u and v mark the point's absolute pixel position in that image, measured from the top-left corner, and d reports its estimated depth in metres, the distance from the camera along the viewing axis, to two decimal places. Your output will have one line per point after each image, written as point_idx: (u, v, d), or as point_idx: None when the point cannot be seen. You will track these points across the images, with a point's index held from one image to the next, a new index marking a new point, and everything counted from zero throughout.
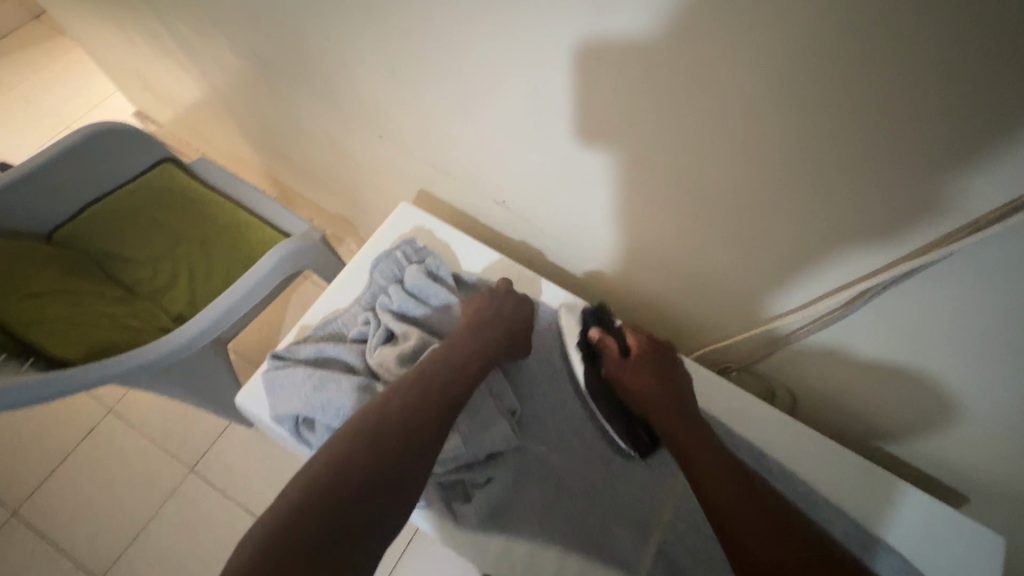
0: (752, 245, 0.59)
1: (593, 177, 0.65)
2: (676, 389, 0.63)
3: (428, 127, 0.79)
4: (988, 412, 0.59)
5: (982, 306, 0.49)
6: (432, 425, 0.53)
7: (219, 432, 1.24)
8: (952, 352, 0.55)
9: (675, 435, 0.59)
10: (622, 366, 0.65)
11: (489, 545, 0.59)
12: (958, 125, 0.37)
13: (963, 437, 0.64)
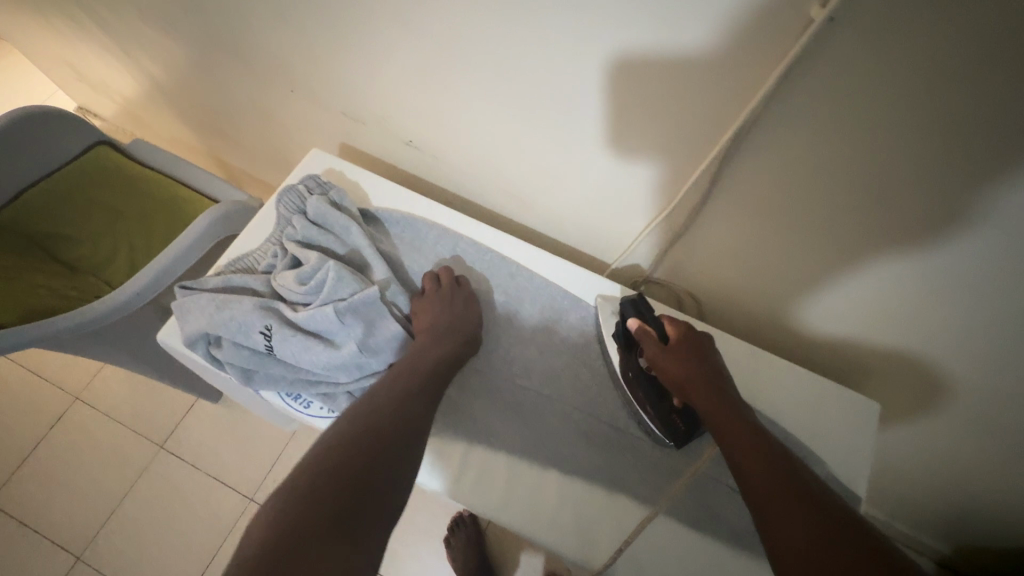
0: (645, 154, 0.62)
1: (483, 94, 0.68)
2: (715, 374, 0.58)
3: (338, 73, 0.80)
4: (978, 386, 0.64)
5: (993, 295, 0.53)
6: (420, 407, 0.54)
7: (186, 410, 1.39)
8: (958, 333, 0.59)
9: (713, 419, 0.55)
10: (663, 353, 0.60)
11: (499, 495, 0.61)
12: (893, 71, 0.41)
13: (961, 410, 0.69)
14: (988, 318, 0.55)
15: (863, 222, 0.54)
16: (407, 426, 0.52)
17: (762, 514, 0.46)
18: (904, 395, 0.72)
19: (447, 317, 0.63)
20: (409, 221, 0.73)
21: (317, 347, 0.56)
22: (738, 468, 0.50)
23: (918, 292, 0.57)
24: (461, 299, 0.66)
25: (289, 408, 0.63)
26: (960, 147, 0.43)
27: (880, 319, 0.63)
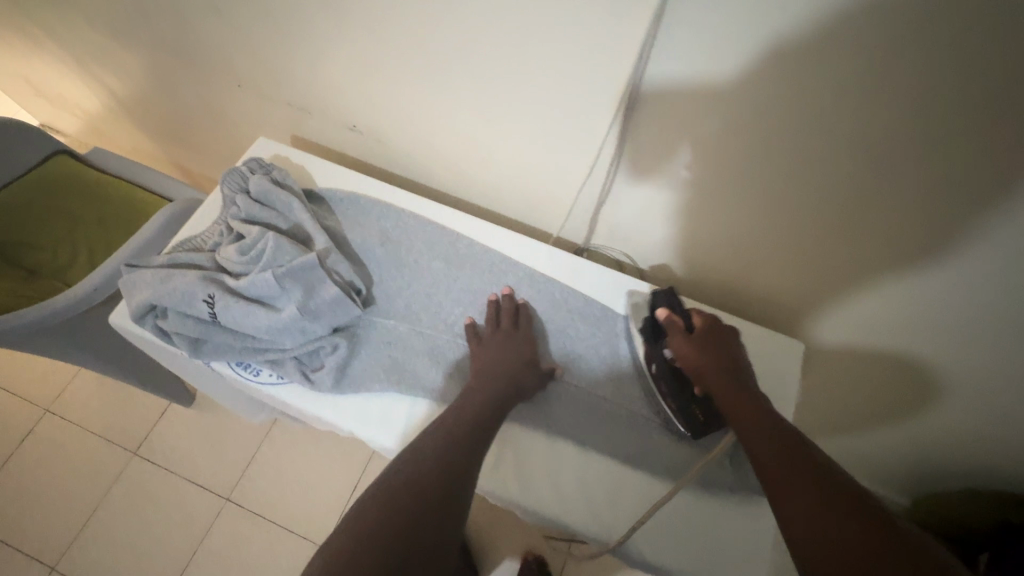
0: (565, 120, 0.66)
1: (412, 69, 0.72)
2: (737, 366, 0.59)
3: (279, 64, 0.83)
4: (973, 382, 0.71)
5: (990, 305, 0.59)
6: (462, 444, 0.53)
7: (157, 416, 1.39)
8: (962, 337, 0.65)
9: (733, 411, 0.55)
10: (685, 342, 0.61)
11: None
12: (756, 17, 0.46)
13: (960, 403, 0.76)
14: (961, 309, 0.61)
15: (758, 162, 0.59)
16: (449, 467, 0.51)
17: (774, 490, 0.46)
18: (880, 370, 0.78)
19: (503, 357, 0.64)
20: (352, 198, 0.76)
21: (258, 312, 0.59)
22: (754, 453, 0.50)
23: (915, 297, 0.63)
24: (523, 337, 0.67)
25: (239, 376, 0.65)
26: (820, 71, 0.48)
27: (892, 330, 0.70)
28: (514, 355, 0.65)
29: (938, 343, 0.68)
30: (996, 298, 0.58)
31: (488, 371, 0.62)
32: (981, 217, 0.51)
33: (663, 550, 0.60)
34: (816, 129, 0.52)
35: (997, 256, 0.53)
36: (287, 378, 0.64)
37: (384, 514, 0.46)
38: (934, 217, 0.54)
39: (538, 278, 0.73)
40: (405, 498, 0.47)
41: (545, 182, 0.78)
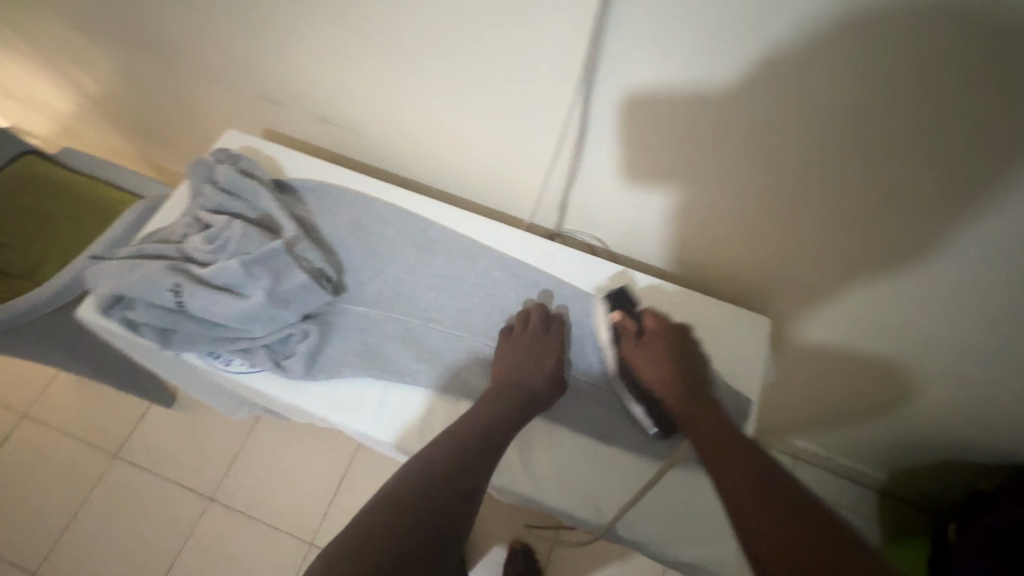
0: (529, 100, 0.67)
1: (378, 56, 0.72)
2: (689, 372, 0.63)
3: (246, 54, 0.83)
4: (968, 366, 0.76)
5: (986, 296, 0.63)
6: (477, 454, 0.55)
7: (138, 418, 1.38)
8: (958, 324, 0.69)
9: (688, 417, 0.59)
10: (636, 348, 0.66)
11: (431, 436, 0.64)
12: None
13: (953, 381, 0.80)
14: (962, 299, 0.65)
15: (717, 137, 0.60)
16: (462, 476, 0.53)
17: (729, 496, 0.49)
18: (888, 360, 0.82)
19: (522, 364, 0.65)
20: (322, 188, 0.76)
21: (226, 300, 0.59)
22: (710, 461, 0.53)
23: (920, 291, 0.66)
24: (551, 345, 0.67)
25: (211, 367, 0.65)
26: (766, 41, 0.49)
27: (894, 321, 0.73)
28: (536, 361, 0.65)
29: (935, 329, 0.72)
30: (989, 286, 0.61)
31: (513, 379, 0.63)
32: (929, 179, 0.53)
33: (641, 526, 0.61)
34: (770, 104, 0.54)
35: (982, 242, 0.56)
36: (258, 366, 0.64)
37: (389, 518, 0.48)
38: (886, 181, 0.56)
39: (509, 262, 0.73)
40: (409, 504, 0.49)
41: (514, 167, 0.78)
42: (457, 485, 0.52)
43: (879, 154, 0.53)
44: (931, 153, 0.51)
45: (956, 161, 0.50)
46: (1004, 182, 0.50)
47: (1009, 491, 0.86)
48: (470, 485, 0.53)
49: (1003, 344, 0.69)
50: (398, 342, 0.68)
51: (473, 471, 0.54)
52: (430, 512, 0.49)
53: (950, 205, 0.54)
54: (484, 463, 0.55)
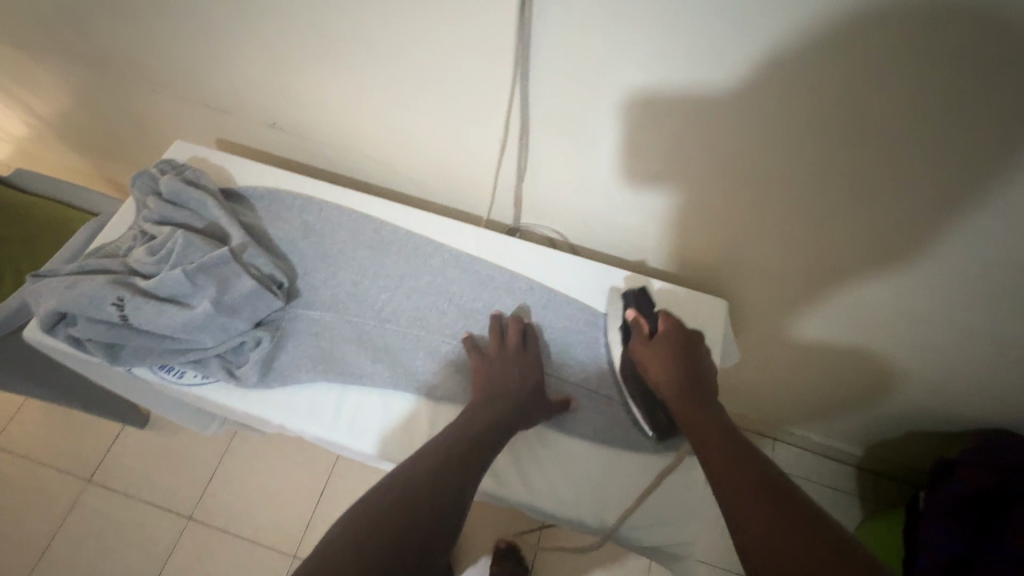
0: (470, 95, 0.67)
1: (320, 57, 0.71)
2: (698, 379, 0.60)
3: (188, 64, 0.82)
4: (943, 343, 0.77)
5: (961, 279, 0.64)
6: (463, 457, 0.53)
7: (110, 440, 1.35)
8: (940, 307, 0.70)
9: (687, 419, 0.56)
10: (646, 347, 0.63)
11: (390, 434, 0.64)
12: None
13: (932, 359, 0.82)
14: (946, 284, 0.66)
15: (653, 119, 0.60)
16: (449, 477, 0.51)
17: (728, 496, 0.47)
18: (875, 343, 0.83)
19: (496, 375, 0.64)
20: (272, 194, 0.75)
21: (171, 311, 0.59)
22: (708, 465, 0.51)
23: (907, 280, 0.68)
24: (529, 359, 0.66)
25: (163, 381, 0.64)
26: (685, 20, 0.49)
27: (882, 309, 0.75)
28: (511, 372, 0.64)
29: (912, 312, 0.73)
30: (962, 269, 0.63)
31: (495, 390, 0.62)
32: (856, 150, 0.54)
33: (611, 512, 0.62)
34: (703, 84, 0.54)
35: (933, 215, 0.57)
36: (212, 377, 0.63)
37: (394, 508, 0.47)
38: (819, 155, 0.57)
39: (463, 258, 0.73)
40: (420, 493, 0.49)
41: (465, 163, 0.78)
42: (443, 486, 0.50)
43: (809, 129, 0.54)
44: (854, 125, 0.52)
45: (877, 132, 0.52)
46: (921, 147, 0.51)
47: (974, 456, 0.87)
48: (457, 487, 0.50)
49: (948, 312, 0.71)
50: (353, 343, 0.67)
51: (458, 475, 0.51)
52: (416, 509, 0.47)
53: (877, 175, 0.56)
54: (471, 466, 0.53)
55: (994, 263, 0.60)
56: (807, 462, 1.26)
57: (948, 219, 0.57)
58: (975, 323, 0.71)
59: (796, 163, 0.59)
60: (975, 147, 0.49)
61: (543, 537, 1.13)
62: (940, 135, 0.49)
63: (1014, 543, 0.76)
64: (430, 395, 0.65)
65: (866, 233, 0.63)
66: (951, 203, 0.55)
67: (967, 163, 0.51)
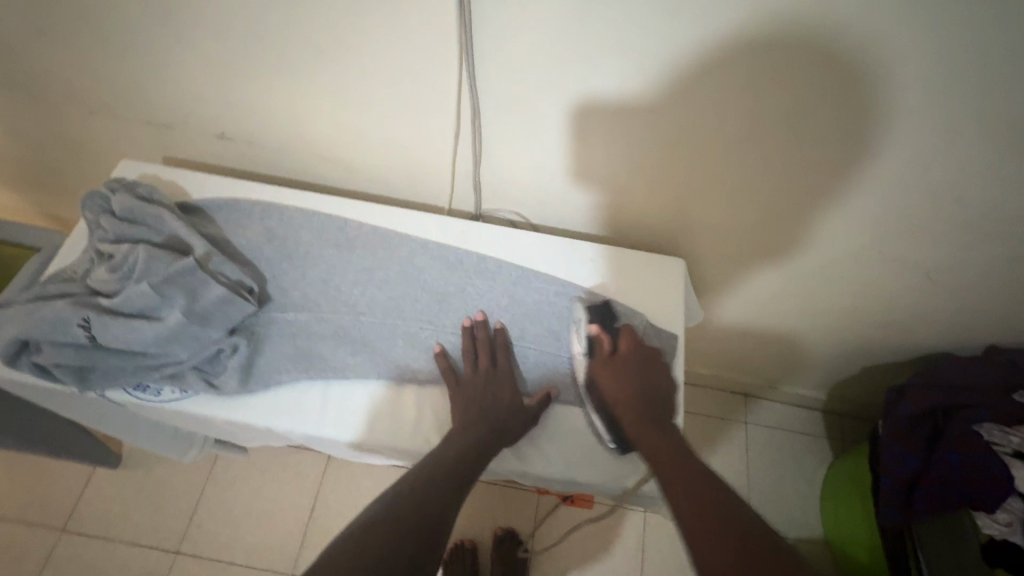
0: (418, 86, 0.69)
1: (264, 60, 0.71)
2: (653, 397, 0.64)
3: (126, 81, 0.80)
4: (880, 279, 0.84)
5: (891, 221, 0.72)
6: (449, 483, 0.56)
7: (81, 485, 1.29)
8: (874, 246, 0.77)
9: (647, 439, 0.58)
10: (604, 364, 0.67)
11: (378, 419, 0.65)
12: None
13: (874, 295, 0.89)
14: (877, 226, 0.73)
15: (596, 93, 0.64)
16: (433, 498, 0.53)
17: (680, 513, 0.49)
18: (823, 288, 0.90)
19: (474, 399, 0.64)
20: (231, 203, 0.75)
21: (141, 325, 0.58)
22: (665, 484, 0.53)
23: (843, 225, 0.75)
24: (502, 375, 0.67)
25: (139, 400, 0.63)
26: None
27: (825, 256, 0.82)
28: (489, 388, 0.65)
29: (851, 252, 0.80)
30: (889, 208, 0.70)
31: (467, 416, 0.63)
32: (781, 102, 0.59)
33: (589, 468, 0.65)
34: (638, 54, 0.58)
35: (857, 153, 0.63)
36: (191, 390, 0.63)
37: (388, 520, 0.50)
38: (752, 110, 0.61)
39: (430, 246, 0.75)
40: (409, 506, 0.52)
41: (420, 156, 0.80)
42: (428, 507, 0.52)
43: (738, 87, 0.59)
44: (777, 79, 0.57)
45: (800, 80, 0.56)
46: (834, 92, 0.57)
47: (921, 380, 0.96)
48: (441, 508, 0.53)
49: (879, 249, 0.78)
50: (331, 339, 0.68)
51: (442, 500, 0.54)
52: (406, 533, 0.49)
53: (800, 123, 0.61)
54: (451, 489, 0.55)
55: (908, 191, 0.66)
56: (776, 412, 1.34)
57: (867, 155, 0.63)
58: (905, 254, 0.78)
59: (731, 123, 0.63)
60: (882, 83, 0.55)
61: (538, 539, 1.13)
62: (849, 77, 0.55)
63: (956, 448, 0.85)
64: (414, 380, 0.67)
65: (800, 179, 0.69)
66: (873, 139, 0.61)
67: (877, 100, 0.57)
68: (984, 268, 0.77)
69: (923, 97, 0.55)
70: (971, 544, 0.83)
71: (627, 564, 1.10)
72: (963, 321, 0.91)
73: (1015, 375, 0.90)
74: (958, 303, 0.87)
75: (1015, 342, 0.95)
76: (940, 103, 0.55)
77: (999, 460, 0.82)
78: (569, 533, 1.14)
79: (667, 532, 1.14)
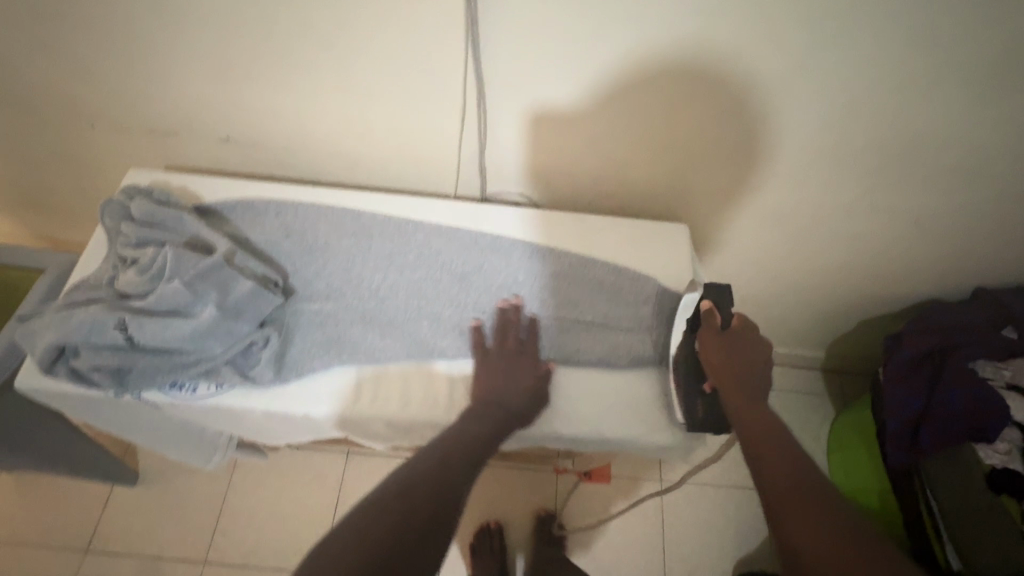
0: (421, 74, 0.71)
1: (269, 57, 0.72)
2: (755, 379, 0.64)
3: (125, 90, 0.81)
4: (872, 231, 0.89)
5: (880, 171, 0.76)
6: (469, 461, 0.57)
7: (101, 504, 1.28)
8: (865, 196, 0.81)
9: (745, 421, 0.59)
10: (714, 341, 0.66)
11: (413, 396, 0.67)
12: None
13: (867, 248, 0.93)
14: (869, 175, 0.77)
15: (596, 68, 0.66)
16: (449, 480, 0.53)
17: (773, 487, 0.51)
18: (819, 245, 0.93)
19: (496, 381, 0.66)
20: (245, 202, 0.76)
21: (176, 323, 0.60)
22: (757, 463, 0.54)
23: (836, 179, 0.79)
24: (529, 357, 0.69)
25: (175, 398, 0.64)
26: None
27: (818, 211, 0.85)
28: (515, 369, 0.68)
29: (843, 206, 0.83)
30: (878, 157, 0.74)
31: (490, 399, 0.64)
32: (778, 62, 0.63)
33: (612, 426, 0.67)
34: (637, 26, 0.61)
35: (846, 102, 0.67)
36: (227, 384, 0.64)
37: (402, 506, 0.48)
38: (747, 66, 0.64)
39: (444, 229, 0.77)
40: (424, 493, 0.51)
41: (423, 144, 0.82)
42: (444, 487, 0.52)
43: (734, 49, 0.62)
44: (772, 36, 0.60)
45: (789, 34, 0.59)
46: (826, 47, 0.60)
47: (914, 325, 1.01)
48: (457, 487, 0.53)
49: (869, 198, 0.81)
50: (358, 324, 0.70)
51: (456, 478, 0.54)
52: (423, 512, 0.48)
53: (795, 79, 0.64)
54: (468, 467, 0.56)
55: (895, 139, 0.71)
56: (779, 373, 1.38)
57: (860, 106, 0.67)
58: (896, 203, 0.82)
59: (729, 85, 0.66)
60: (869, 27, 0.58)
61: (569, 520, 1.16)
62: (837, 24, 0.58)
63: (955, 384, 0.90)
64: (442, 357, 0.69)
65: (793, 134, 0.72)
66: (861, 85, 0.64)
67: (864, 45, 0.60)
68: (967, 211, 0.82)
69: (909, 44, 0.59)
70: (975, 472, 0.87)
71: (650, 529, 1.14)
72: (951, 266, 0.96)
73: (1003, 312, 0.95)
74: (947, 249, 0.91)
75: (1000, 282, 1.01)
76: (922, 47, 0.59)
77: (995, 393, 0.88)
78: (591, 507, 1.17)
79: (685, 494, 1.18)
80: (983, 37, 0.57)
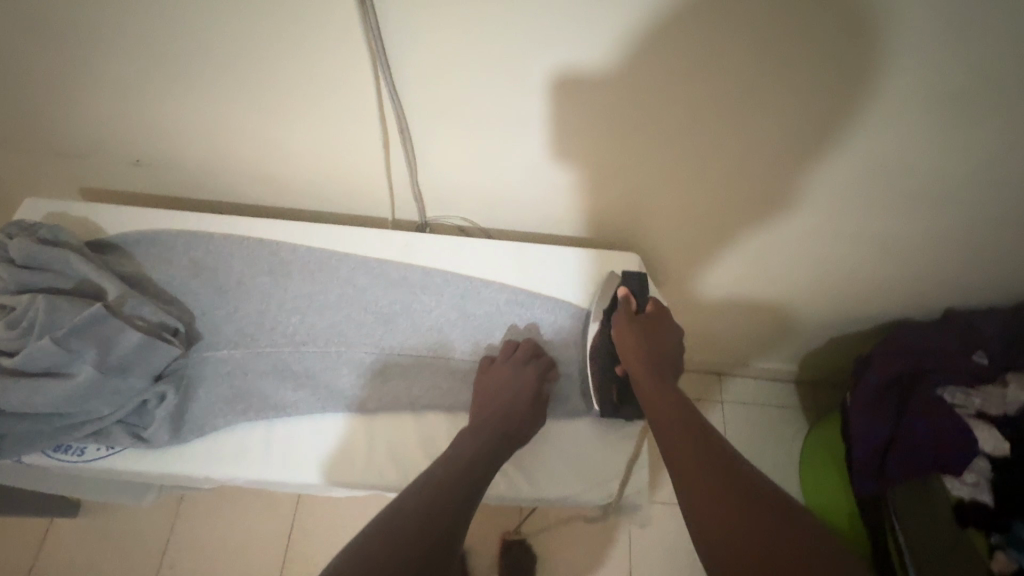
0: (336, 98, 0.64)
1: (163, 75, 0.65)
2: (666, 361, 0.61)
3: (19, 113, 0.73)
4: (838, 257, 0.83)
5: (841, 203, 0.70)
6: (468, 487, 0.51)
7: (39, 539, 1.20)
8: (830, 226, 0.75)
9: (653, 401, 0.56)
10: (627, 322, 0.63)
11: (329, 454, 0.61)
12: None
13: (833, 273, 0.88)
14: (835, 204, 0.70)
15: (524, 96, 0.60)
16: (452, 510, 0.48)
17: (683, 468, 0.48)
18: (785, 270, 0.88)
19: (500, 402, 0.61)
20: (150, 236, 0.69)
21: (47, 386, 0.53)
22: (667, 443, 0.51)
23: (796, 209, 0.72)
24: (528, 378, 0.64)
25: (61, 462, 0.58)
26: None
27: (781, 240, 0.79)
28: (521, 390, 0.62)
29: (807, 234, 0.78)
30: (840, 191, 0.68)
31: (486, 418, 0.60)
32: (719, 91, 0.56)
33: (546, 483, 0.62)
34: (562, 55, 0.55)
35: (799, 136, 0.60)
36: (118, 446, 0.58)
37: (400, 535, 0.44)
38: (690, 93, 0.57)
39: (371, 263, 0.70)
40: (425, 522, 0.46)
41: (352, 168, 0.75)
42: (446, 518, 0.47)
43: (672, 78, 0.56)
44: (713, 64, 0.54)
45: (730, 64, 0.53)
46: (768, 78, 0.54)
47: (882, 345, 0.96)
48: (458, 515, 0.48)
49: (835, 226, 0.75)
50: (271, 374, 0.64)
51: (455, 506, 0.48)
52: (422, 546, 0.44)
53: (741, 109, 0.58)
54: (471, 494, 0.50)
55: (855, 170, 0.64)
56: (752, 389, 1.34)
57: (817, 137, 0.60)
58: (863, 229, 0.75)
59: (672, 113, 0.60)
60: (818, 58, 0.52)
61: None
62: (783, 53, 0.52)
63: (923, 414, 0.85)
64: (361, 411, 0.63)
65: (745, 166, 0.66)
66: (812, 118, 0.58)
67: (812, 79, 0.54)
68: (934, 238, 0.77)
69: (861, 75, 0.52)
70: (940, 502, 0.82)
71: None
72: (920, 288, 0.91)
73: (972, 336, 0.90)
74: (916, 271, 0.86)
75: (972, 304, 0.96)
76: (877, 80, 0.53)
77: (961, 422, 0.83)
78: None
79: None
80: (944, 69, 0.51)
